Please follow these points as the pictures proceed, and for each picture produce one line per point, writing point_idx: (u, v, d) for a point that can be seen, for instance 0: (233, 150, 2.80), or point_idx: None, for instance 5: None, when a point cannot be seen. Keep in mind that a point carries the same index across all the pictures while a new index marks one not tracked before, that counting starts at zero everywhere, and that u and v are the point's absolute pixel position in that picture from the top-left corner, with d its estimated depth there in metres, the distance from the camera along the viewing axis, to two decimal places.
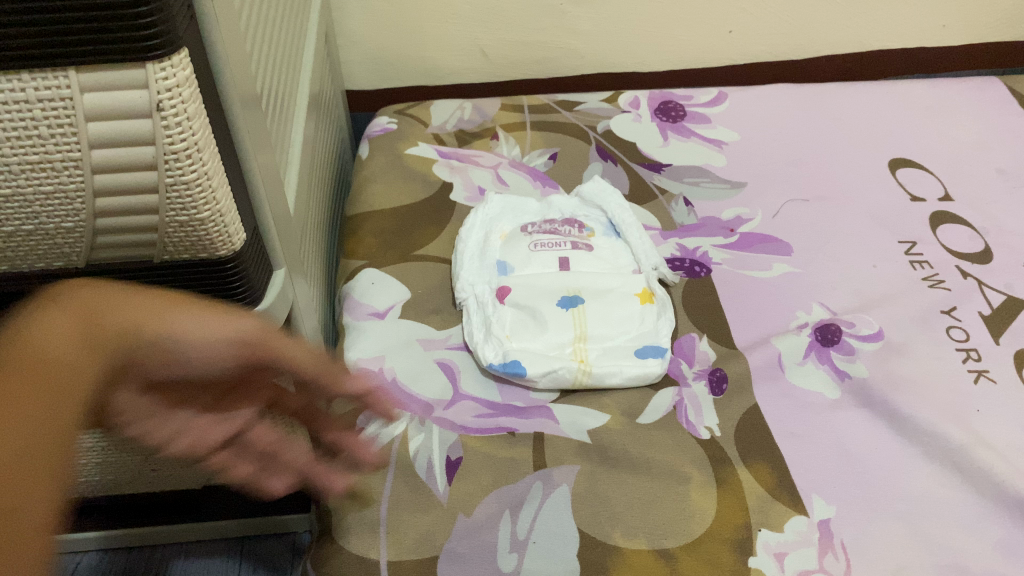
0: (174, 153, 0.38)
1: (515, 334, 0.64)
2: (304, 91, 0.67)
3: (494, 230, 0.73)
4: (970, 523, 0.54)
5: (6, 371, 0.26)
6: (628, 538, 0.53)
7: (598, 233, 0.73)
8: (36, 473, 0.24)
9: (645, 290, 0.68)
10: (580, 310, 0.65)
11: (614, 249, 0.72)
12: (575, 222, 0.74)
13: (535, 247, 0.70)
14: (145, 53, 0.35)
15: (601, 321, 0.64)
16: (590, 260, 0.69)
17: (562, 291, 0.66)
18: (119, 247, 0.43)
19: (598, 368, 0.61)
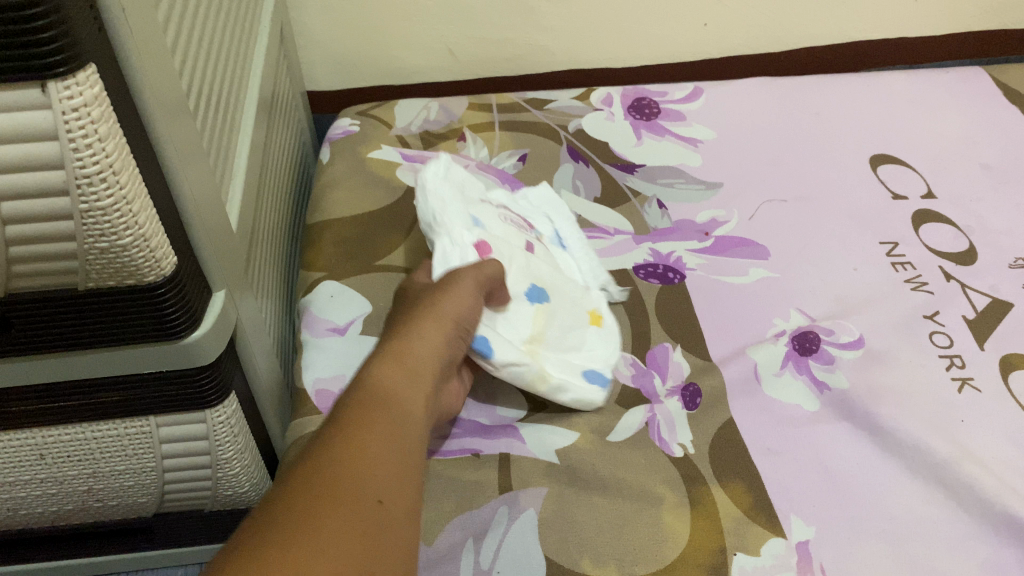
0: (86, 178, 0.35)
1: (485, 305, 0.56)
2: (254, 96, 0.64)
3: (464, 188, 0.65)
4: (957, 542, 0.52)
5: (372, 390, 0.40)
6: (598, 565, 0.51)
7: (546, 237, 0.69)
8: (383, 490, 0.35)
9: (597, 313, 0.64)
10: (543, 309, 0.59)
11: (564, 260, 0.68)
12: (527, 222, 0.69)
13: (502, 220, 0.64)
14: (45, 72, 0.31)
15: (560, 327, 0.60)
16: (547, 262, 0.65)
17: (530, 280, 0.60)
18: (38, 275, 0.40)
19: (556, 380, 0.56)
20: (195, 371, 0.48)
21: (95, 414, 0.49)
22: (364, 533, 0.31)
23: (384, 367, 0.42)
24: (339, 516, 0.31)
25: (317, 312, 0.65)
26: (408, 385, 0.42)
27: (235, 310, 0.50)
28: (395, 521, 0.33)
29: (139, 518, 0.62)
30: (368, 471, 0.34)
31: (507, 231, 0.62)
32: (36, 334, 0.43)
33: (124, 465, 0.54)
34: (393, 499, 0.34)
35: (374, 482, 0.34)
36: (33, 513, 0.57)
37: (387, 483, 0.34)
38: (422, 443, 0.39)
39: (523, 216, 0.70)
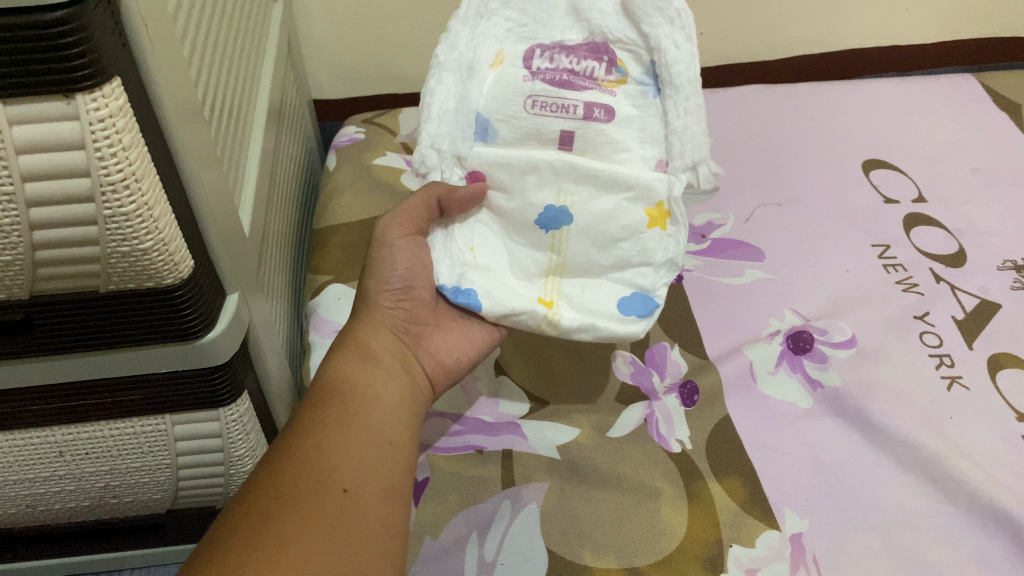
0: (110, 185, 0.36)
1: (482, 249, 0.56)
2: (263, 104, 0.66)
3: (487, 50, 0.54)
4: (945, 534, 0.54)
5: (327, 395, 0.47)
6: (599, 557, 0.53)
7: (631, 80, 0.54)
8: (350, 471, 0.42)
9: (660, 207, 0.54)
10: (562, 233, 0.55)
11: (644, 122, 0.54)
12: (602, 54, 0.54)
13: (533, 106, 0.54)
14: (72, 85, 0.33)
15: (586, 241, 0.55)
16: (606, 138, 0.54)
17: (550, 193, 0.55)
18: (61, 278, 0.41)
19: (569, 315, 0.54)
20: (210, 369, 0.50)
21: (113, 412, 0.51)
22: (336, 510, 0.39)
23: (341, 362, 0.51)
24: (313, 501, 0.39)
25: (325, 314, 0.67)
26: (362, 373, 0.51)
27: (247, 310, 0.52)
28: (362, 495, 0.41)
29: (153, 514, 0.63)
30: (332, 458, 0.42)
31: (536, 120, 0.54)
32: (59, 334, 0.45)
33: (141, 462, 0.55)
34: (358, 475, 0.42)
35: (330, 469, 0.41)
36: (51, 509, 0.59)
37: (350, 464, 0.43)
38: (377, 425, 0.47)
39: (597, 44, 0.54)
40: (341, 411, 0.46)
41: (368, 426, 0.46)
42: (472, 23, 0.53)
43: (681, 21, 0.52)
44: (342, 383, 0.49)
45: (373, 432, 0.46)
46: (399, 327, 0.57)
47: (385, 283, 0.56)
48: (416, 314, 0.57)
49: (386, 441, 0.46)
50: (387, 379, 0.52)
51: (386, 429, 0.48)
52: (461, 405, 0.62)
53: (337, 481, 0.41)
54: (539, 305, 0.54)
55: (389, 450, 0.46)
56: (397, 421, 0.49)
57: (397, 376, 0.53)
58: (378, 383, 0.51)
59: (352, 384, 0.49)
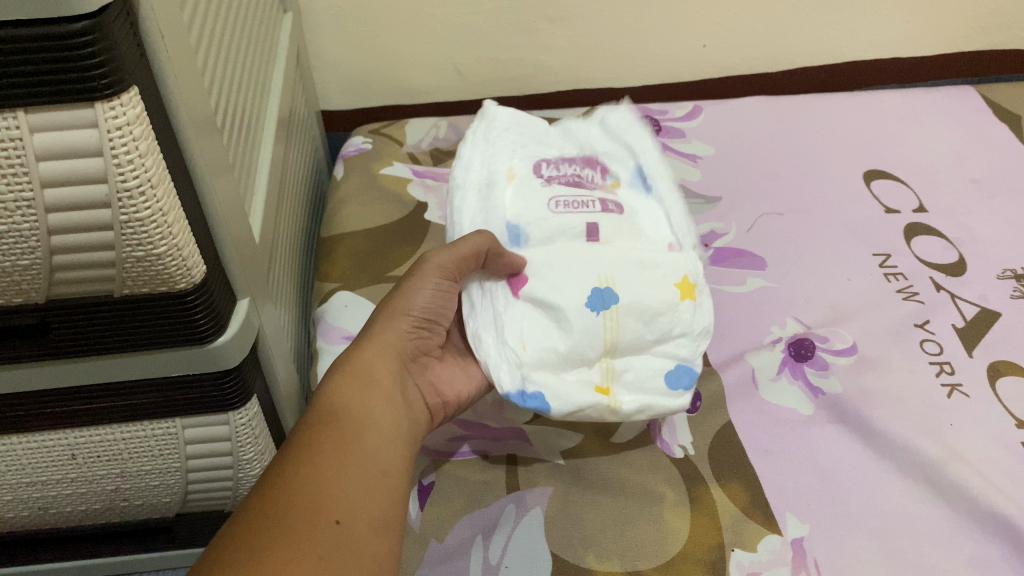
0: (127, 191, 0.37)
1: (532, 344, 0.53)
2: (272, 114, 0.67)
3: (500, 167, 0.60)
4: (945, 539, 0.54)
5: (325, 418, 0.45)
6: (602, 561, 0.53)
7: (622, 183, 0.62)
8: (344, 504, 0.41)
9: (687, 280, 0.56)
10: (611, 312, 0.53)
11: (648, 213, 0.60)
12: (597, 164, 0.62)
13: (555, 206, 0.57)
14: (92, 93, 0.34)
15: (635, 318, 0.53)
16: (622, 230, 0.57)
17: (591, 277, 0.54)
18: (78, 282, 0.42)
19: (627, 400, 0.53)
20: (220, 374, 0.51)
21: (125, 415, 0.52)
22: (323, 543, 0.38)
23: (339, 382, 0.48)
24: (302, 533, 0.37)
25: (332, 321, 0.68)
26: (359, 395, 0.48)
27: (256, 316, 0.53)
28: (352, 527, 0.40)
29: (161, 517, 0.64)
30: (324, 486, 0.40)
31: (555, 217, 0.57)
32: (74, 338, 0.45)
33: (151, 465, 0.56)
34: (348, 507, 0.40)
35: (323, 499, 0.40)
36: (62, 512, 0.60)
37: (341, 494, 0.41)
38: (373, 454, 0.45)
39: (592, 156, 0.63)
40: (338, 438, 0.44)
41: (363, 454, 0.44)
42: (490, 147, 0.61)
43: (645, 127, 0.65)
44: (338, 407, 0.46)
45: (367, 461, 0.44)
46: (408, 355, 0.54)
47: (408, 306, 0.53)
48: (427, 345, 0.56)
49: (379, 471, 0.44)
50: (387, 402, 0.49)
51: (381, 458, 0.45)
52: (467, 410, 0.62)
53: (327, 512, 0.39)
54: (599, 397, 0.53)
55: (383, 480, 0.44)
56: (393, 452, 0.46)
57: (396, 402, 0.50)
58: (376, 407, 0.48)
59: (348, 408, 0.46)
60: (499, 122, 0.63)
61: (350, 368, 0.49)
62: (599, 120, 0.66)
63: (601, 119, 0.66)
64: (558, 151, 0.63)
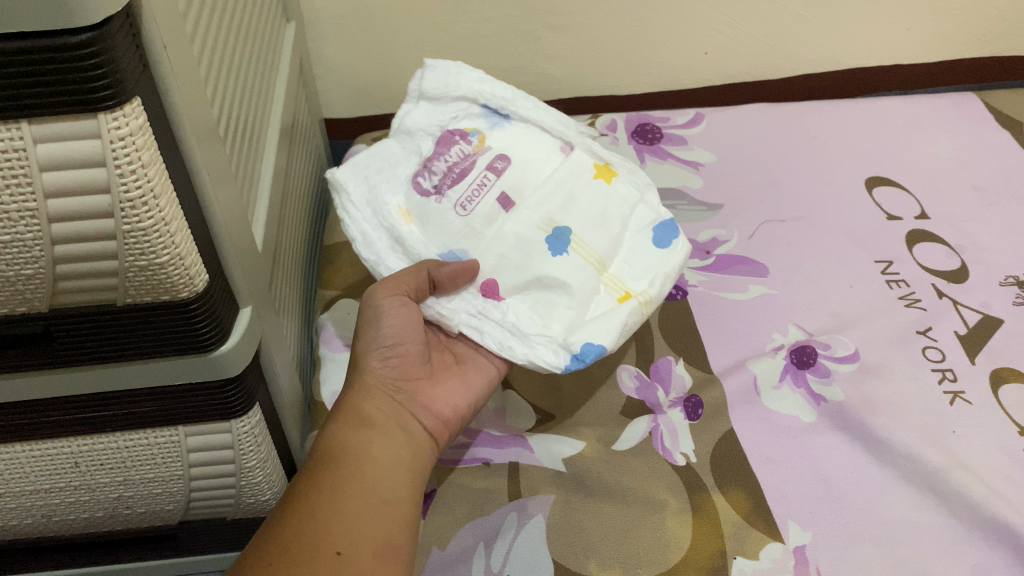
0: (129, 201, 0.37)
1: (548, 318, 0.55)
2: (275, 123, 0.67)
3: (390, 212, 0.57)
4: (947, 547, 0.54)
5: (322, 464, 0.47)
6: (604, 568, 0.53)
7: (486, 133, 0.58)
8: (347, 534, 0.42)
9: (596, 165, 0.59)
10: (574, 241, 0.56)
11: (521, 140, 0.58)
12: (454, 136, 0.58)
13: (465, 208, 0.56)
14: (95, 104, 0.34)
15: (591, 229, 0.56)
16: (522, 172, 0.57)
17: (537, 229, 0.56)
18: (81, 291, 0.42)
19: (646, 287, 0.56)
20: (222, 382, 0.51)
21: (128, 424, 0.52)
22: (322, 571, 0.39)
23: (333, 429, 0.50)
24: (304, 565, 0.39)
25: (335, 329, 0.68)
26: (356, 435, 0.50)
27: (259, 324, 0.53)
28: (356, 555, 0.41)
29: (164, 525, 0.64)
30: (325, 522, 0.42)
31: (474, 219, 0.56)
32: (77, 347, 0.46)
33: (154, 473, 0.56)
34: (351, 535, 0.42)
35: (326, 533, 0.41)
36: (66, 519, 0.60)
37: (344, 526, 0.43)
38: (373, 486, 0.47)
39: (444, 132, 0.58)
40: (336, 476, 0.46)
41: (364, 486, 0.46)
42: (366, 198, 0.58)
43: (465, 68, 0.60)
44: (336, 447, 0.48)
45: (367, 492, 0.46)
46: (389, 387, 0.55)
47: (372, 342, 0.54)
48: (407, 366, 0.56)
49: (381, 500, 0.46)
50: (385, 437, 0.51)
51: (382, 488, 0.47)
52: None
53: (329, 543, 0.41)
54: (630, 303, 0.55)
55: (386, 508, 0.46)
56: (396, 483, 0.48)
57: (395, 435, 0.52)
58: (373, 443, 0.50)
59: (345, 446, 0.48)
60: (362, 159, 0.58)
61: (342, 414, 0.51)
62: (419, 98, 0.60)
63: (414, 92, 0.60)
64: (415, 154, 0.59)
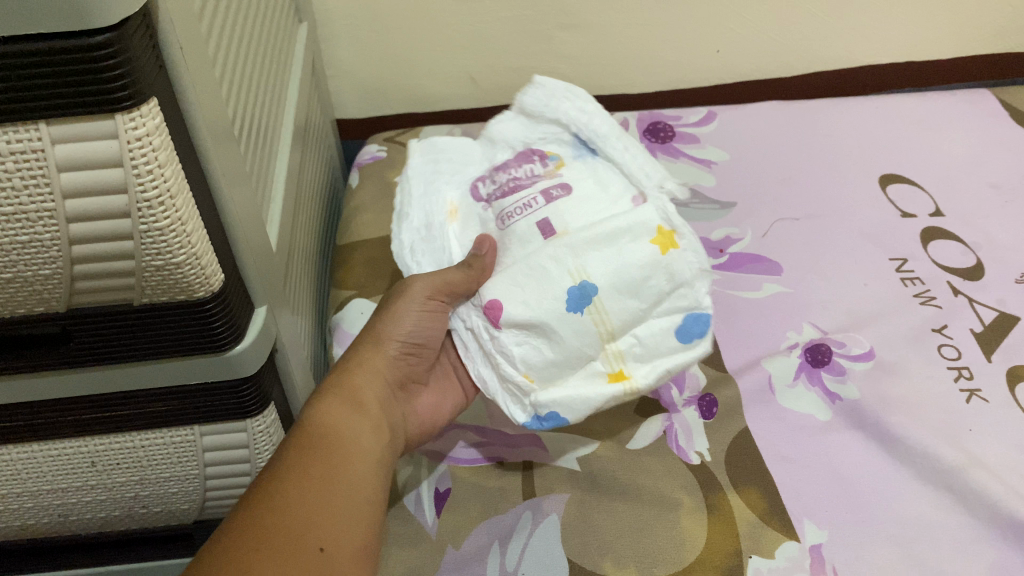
0: (146, 202, 0.37)
1: (531, 367, 0.53)
2: (288, 124, 0.67)
3: (439, 203, 0.60)
4: (965, 546, 0.54)
5: (314, 441, 0.46)
6: (619, 567, 0.53)
7: (565, 163, 0.57)
8: (332, 523, 0.42)
9: (659, 228, 0.53)
10: (594, 305, 0.52)
11: (593, 177, 0.56)
12: (533, 156, 0.58)
13: (504, 222, 0.55)
14: (113, 105, 0.34)
15: (615, 297, 0.52)
16: (577, 212, 0.54)
17: (564, 278, 0.52)
18: (98, 291, 0.42)
19: (643, 373, 0.54)
20: (238, 381, 0.51)
21: (144, 424, 0.53)
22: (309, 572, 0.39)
23: (327, 407, 0.49)
24: (287, 563, 0.38)
25: (348, 328, 0.68)
26: (347, 421, 0.49)
27: (273, 324, 0.54)
28: (338, 555, 0.41)
29: (179, 524, 0.64)
30: (312, 512, 0.42)
31: (509, 232, 0.55)
32: (94, 347, 0.46)
33: (170, 472, 0.57)
34: (334, 531, 0.42)
35: (312, 519, 0.41)
36: (82, 518, 0.60)
37: (327, 519, 0.42)
38: (364, 484, 0.46)
39: (526, 150, 0.59)
40: (324, 462, 0.45)
41: (352, 479, 0.45)
42: (421, 186, 0.62)
43: (575, 94, 0.60)
44: (326, 431, 0.47)
45: (355, 488, 0.45)
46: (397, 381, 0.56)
47: (399, 331, 0.56)
48: (415, 370, 0.58)
49: (365, 500, 0.45)
50: (373, 429, 0.50)
51: (367, 487, 0.46)
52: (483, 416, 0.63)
53: (313, 539, 0.40)
54: (616, 386, 0.53)
55: (367, 508, 0.45)
56: (379, 477, 0.47)
57: (382, 429, 0.51)
58: (361, 435, 0.49)
59: (334, 432, 0.47)
60: (423, 162, 0.63)
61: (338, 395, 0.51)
62: (520, 111, 0.61)
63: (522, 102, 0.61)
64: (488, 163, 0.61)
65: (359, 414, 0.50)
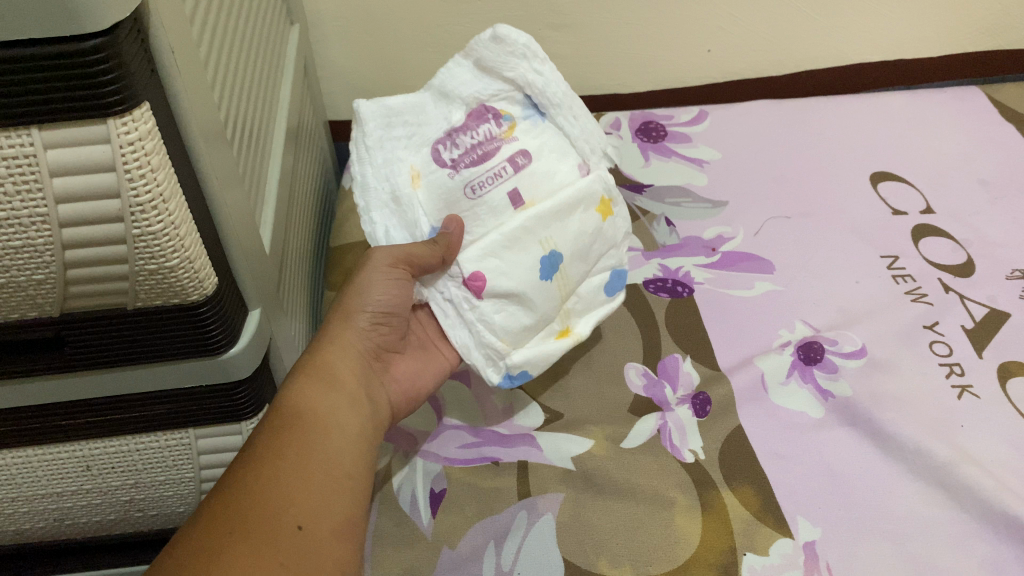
0: (139, 206, 0.37)
1: (508, 333, 0.56)
2: (280, 124, 0.67)
3: (399, 171, 0.57)
4: (959, 541, 0.54)
5: (295, 419, 0.46)
6: (614, 566, 0.53)
7: (517, 121, 0.58)
8: (308, 501, 0.42)
9: (602, 199, 0.60)
10: (561, 272, 0.58)
11: (547, 139, 0.59)
12: (487, 113, 0.58)
13: (474, 192, 0.56)
14: (104, 110, 0.34)
15: (579, 262, 0.59)
16: (540, 175, 0.57)
17: (536, 249, 0.56)
18: (90, 295, 0.42)
19: (582, 327, 0.62)
20: (231, 385, 0.51)
21: (139, 427, 0.53)
22: (285, 552, 0.39)
23: (307, 384, 0.50)
24: (260, 543, 0.39)
25: None
26: (323, 398, 0.49)
27: (267, 326, 0.54)
28: (316, 534, 0.41)
29: (173, 528, 0.64)
30: (290, 494, 0.42)
31: (482, 204, 0.56)
32: (87, 353, 0.46)
33: (165, 476, 0.57)
34: (313, 510, 0.42)
35: (290, 500, 0.42)
36: (77, 523, 0.60)
37: (308, 501, 0.42)
38: (343, 459, 0.46)
39: (479, 107, 0.58)
40: (301, 442, 0.45)
41: (329, 457, 0.46)
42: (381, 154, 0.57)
43: (534, 52, 0.58)
44: (305, 409, 0.47)
45: (332, 465, 0.45)
46: (370, 351, 0.57)
47: (364, 303, 0.56)
48: (387, 340, 0.58)
49: (344, 474, 0.45)
50: (350, 404, 0.51)
51: (345, 461, 0.46)
52: (477, 418, 0.64)
53: (291, 518, 0.41)
54: (569, 340, 0.61)
55: (347, 484, 0.45)
56: (357, 450, 0.48)
57: (359, 404, 0.51)
58: (338, 409, 0.49)
59: (311, 409, 0.48)
60: (375, 126, 0.58)
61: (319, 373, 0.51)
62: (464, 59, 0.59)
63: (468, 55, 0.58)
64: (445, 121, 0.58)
65: (334, 394, 0.50)
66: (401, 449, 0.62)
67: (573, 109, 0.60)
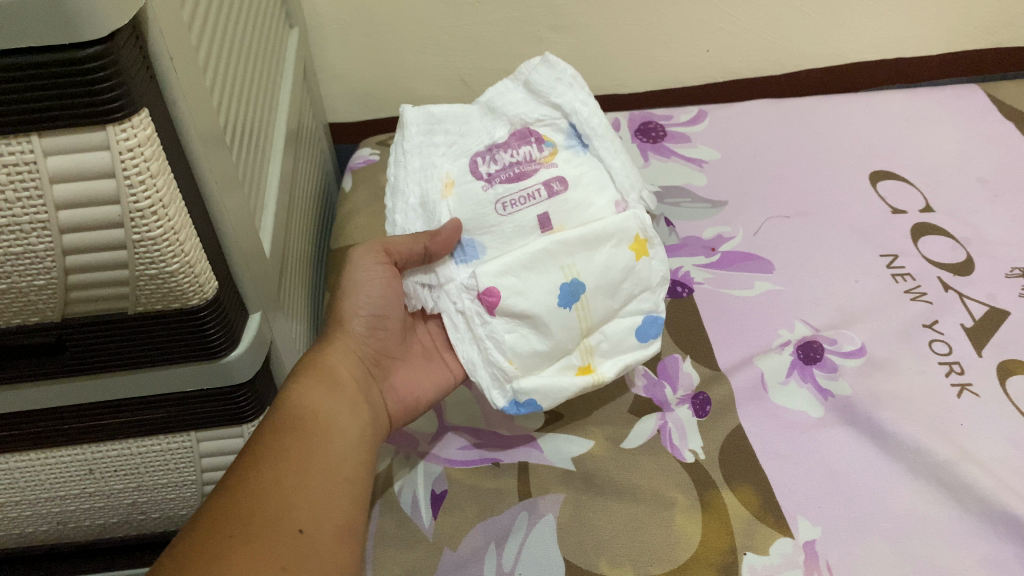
0: (139, 212, 0.38)
1: (518, 354, 0.56)
2: (280, 128, 0.68)
3: (435, 178, 0.59)
4: (958, 539, 0.54)
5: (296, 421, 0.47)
6: (614, 566, 0.54)
7: (558, 148, 0.60)
8: (309, 504, 0.42)
9: (637, 237, 0.59)
10: (581, 301, 0.57)
11: (586, 170, 0.60)
12: (530, 137, 0.59)
13: (506, 208, 0.57)
14: (102, 117, 0.35)
15: (603, 297, 0.58)
16: (575, 208, 0.58)
17: (557, 274, 0.56)
18: (91, 300, 0.43)
19: (607, 368, 0.59)
20: (232, 387, 0.51)
21: (140, 430, 0.53)
22: (287, 550, 0.39)
23: (308, 388, 0.50)
24: (263, 541, 0.39)
25: None
26: (323, 403, 0.50)
27: (268, 330, 0.54)
28: (317, 536, 0.41)
29: (175, 531, 0.65)
30: (292, 496, 0.42)
31: (512, 220, 0.57)
32: (88, 357, 0.46)
33: (166, 479, 0.57)
34: (314, 513, 0.42)
35: (292, 502, 0.42)
36: (80, 526, 0.61)
37: (309, 503, 0.42)
38: (342, 463, 0.47)
39: (524, 129, 0.60)
40: (302, 445, 0.46)
41: (329, 461, 0.46)
42: (419, 159, 0.60)
43: (578, 84, 0.61)
44: (305, 413, 0.48)
45: (331, 469, 0.46)
46: (368, 358, 0.58)
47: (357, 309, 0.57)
48: (385, 346, 0.59)
49: (343, 478, 0.46)
50: (350, 409, 0.51)
51: (344, 466, 0.47)
52: (477, 419, 0.64)
53: (292, 520, 0.41)
54: (586, 378, 0.58)
55: (346, 488, 0.45)
56: (356, 455, 0.48)
57: (359, 409, 0.52)
58: (338, 414, 0.50)
59: (311, 412, 0.48)
60: (418, 131, 0.61)
61: (319, 377, 0.52)
62: (523, 82, 0.61)
63: (524, 76, 0.61)
64: (486, 136, 0.60)
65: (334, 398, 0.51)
66: (402, 451, 0.62)
67: (612, 141, 0.61)
